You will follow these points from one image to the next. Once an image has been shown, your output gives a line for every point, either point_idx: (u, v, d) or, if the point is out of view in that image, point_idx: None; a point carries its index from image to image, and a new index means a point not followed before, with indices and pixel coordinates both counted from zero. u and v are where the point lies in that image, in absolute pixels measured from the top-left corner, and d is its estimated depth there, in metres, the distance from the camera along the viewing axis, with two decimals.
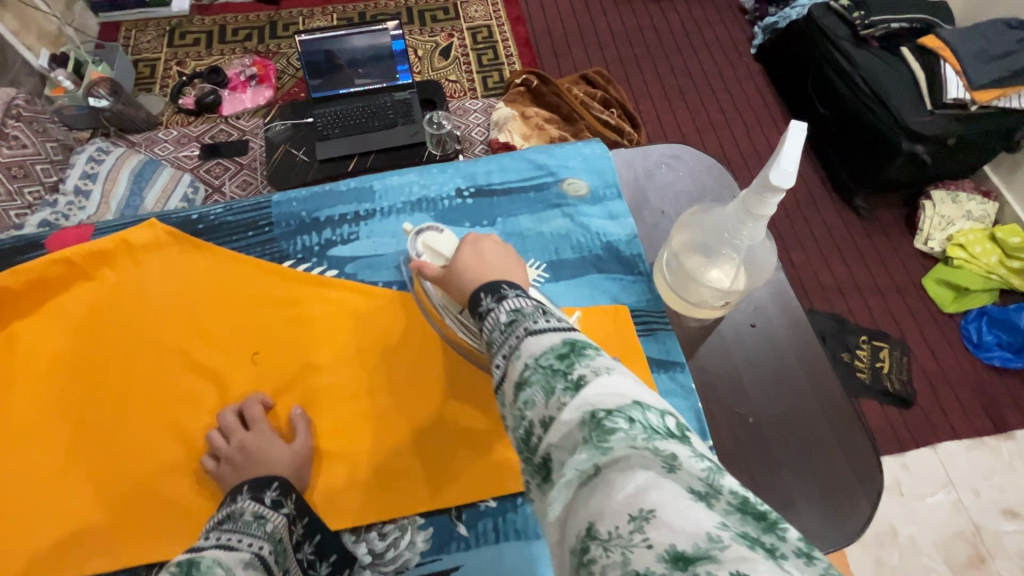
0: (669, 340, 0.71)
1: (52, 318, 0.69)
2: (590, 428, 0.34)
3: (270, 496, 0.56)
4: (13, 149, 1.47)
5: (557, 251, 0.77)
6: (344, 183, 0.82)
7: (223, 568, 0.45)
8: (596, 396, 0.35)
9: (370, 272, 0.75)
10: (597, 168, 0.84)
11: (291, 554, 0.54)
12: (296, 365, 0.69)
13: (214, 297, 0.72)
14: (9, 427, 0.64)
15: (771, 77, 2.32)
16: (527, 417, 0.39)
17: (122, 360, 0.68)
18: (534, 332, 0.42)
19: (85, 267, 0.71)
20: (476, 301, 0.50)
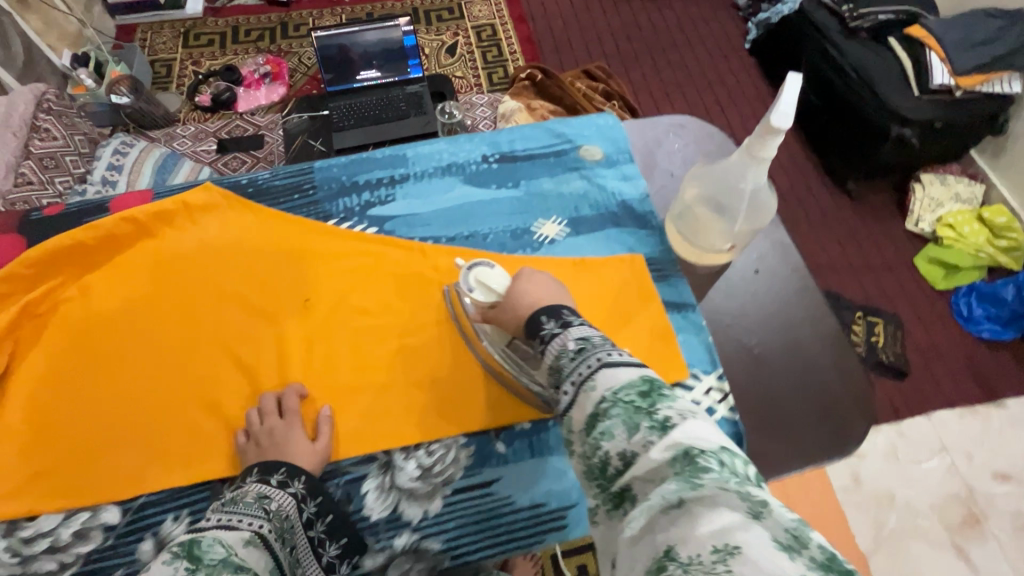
0: (681, 284, 0.78)
1: (120, 271, 0.76)
2: (681, 465, 0.39)
3: (276, 478, 0.59)
4: (45, 141, 1.55)
5: (576, 208, 0.85)
6: (380, 151, 0.89)
7: (223, 546, 0.48)
8: (684, 438, 0.41)
9: (407, 229, 0.82)
10: (610, 136, 0.91)
11: (299, 532, 0.57)
12: (345, 310, 0.75)
13: (266, 250, 0.79)
14: (87, 365, 0.70)
15: (765, 70, 2.41)
16: (605, 448, 0.44)
17: (187, 307, 0.74)
18: (609, 365, 0.47)
19: (149, 225, 0.78)
20: (537, 323, 0.57)
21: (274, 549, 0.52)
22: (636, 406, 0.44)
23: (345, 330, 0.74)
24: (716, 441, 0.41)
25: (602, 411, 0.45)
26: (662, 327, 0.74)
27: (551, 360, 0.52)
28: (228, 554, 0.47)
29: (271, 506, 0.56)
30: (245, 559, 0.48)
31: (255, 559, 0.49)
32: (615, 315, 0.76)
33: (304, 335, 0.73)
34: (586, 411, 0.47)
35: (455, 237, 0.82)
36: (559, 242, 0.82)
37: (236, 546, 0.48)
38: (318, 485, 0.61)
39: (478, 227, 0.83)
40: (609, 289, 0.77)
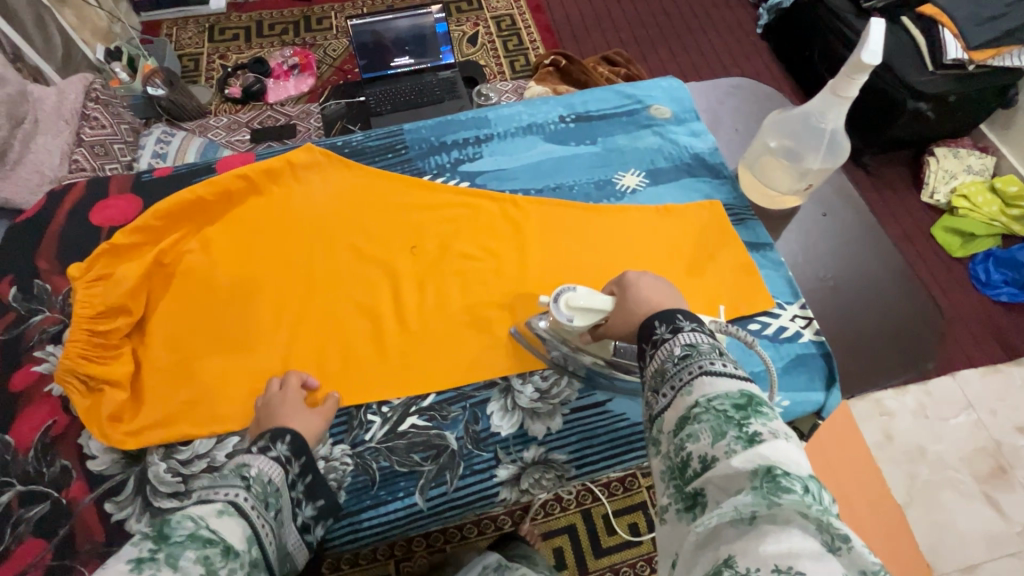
0: (758, 227, 0.84)
1: (236, 226, 0.82)
2: (763, 479, 0.39)
3: (259, 443, 0.56)
4: (95, 129, 1.59)
5: (653, 161, 0.90)
6: (463, 114, 0.94)
7: (192, 519, 0.44)
8: (774, 456, 0.40)
9: (497, 183, 0.88)
10: (676, 96, 0.97)
11: (285, 492, 0.54)
12: (449, 255, 0.81)
13: (370, 205, 0.84)
14: (218, 310, 0.76)
15: (778, 53, 2.49)
16: (686, 449, 0.44)
17: (303, 255, 0.80)
18: (710, 373, 0.47)
19: (258, 183, 0.83)
20: (650, 329, 0.55)
21: (254, 515, 0.48)
22: (729, 416, 0.44)
23: (453, 271, 0.80)
24: (803, 467, 0.41)
25: (693, 415, 0.46)
26: (746, 262, 0.81)
27: (654, 367, 0.53)
28: (197, 528, 0.43)
29: (252, 470, 0.52)
30: (218, 529, 0.44)
31: (229, 529, 0.45)
32: (699, 255, 0.81)
33: (416, 278, 0.79)
34: (679, 414, 0.47)
35: (542, 190, 0.87)
36: (640, 191, 0.87)
37: (207, 517, 0.45)
38: (301, 446, 0.59)
39: (563, 181, 0.89)
40: (693, 231, 0.83)
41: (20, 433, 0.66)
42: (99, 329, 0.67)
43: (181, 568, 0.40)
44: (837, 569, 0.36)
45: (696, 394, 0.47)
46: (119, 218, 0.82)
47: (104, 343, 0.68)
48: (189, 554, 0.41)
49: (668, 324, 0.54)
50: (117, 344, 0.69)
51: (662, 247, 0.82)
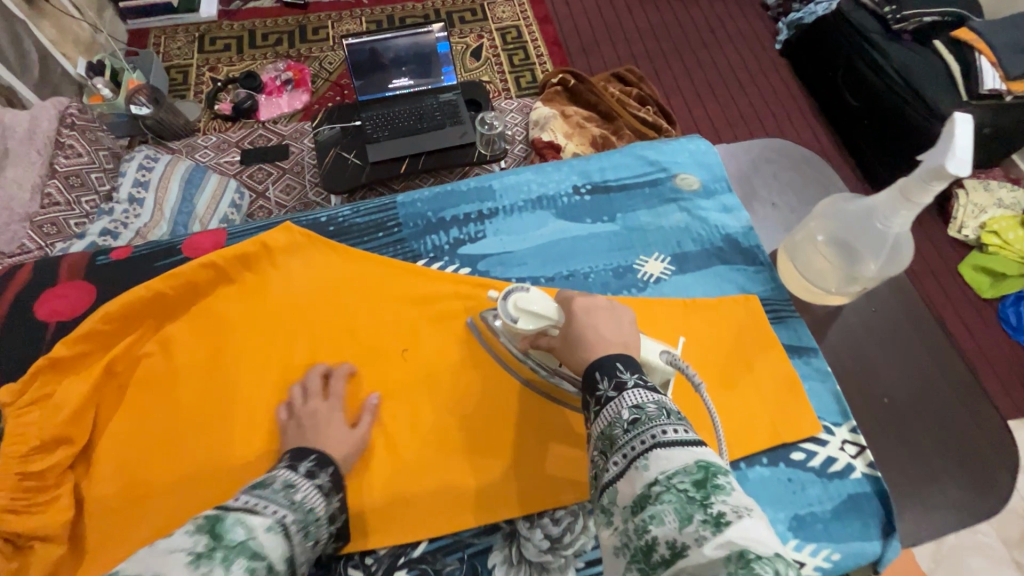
0: (800, 327, 0.74)
1: (203, 321, 0.72)
2: (735, 565, 0.34)
3: (305, 466, 0.54)
4: (70, 158, 1.48)
5: (679, 243, 0.79)
6: (465, 183, 0.83)
7: (243, 529, 0.42)
8: (742, 537, 0.36)
9: (502, 269, 0.77)
10: (705, 163, 0.87)
11: (324, 526, 0.51)
12: (430, 352, 0.71)
13: (356, 294, 0.75)
14: (175, 425, 0.66)
15: (797, 71, 2.37)
16: (650, 533, 0.40)
17: (277, 357, 0.70)
18: (663, 444, 0.43)
19: (230, 268, 0.73)
20: (592, 380, 0.51)
21: (293, 542, 0.46)
22: (689, 495, 0.39)
23: (432, 375, 0.70)
24: (773, 548, 0.36)
25: (653, 494, 0.41)
26: (786, 372, 0.70)
27: (601, 427, 0.48)
28: (248, 538, 0.42)
29: (298, 496, 0.50)
30: (264, 545, 0.43)
31: (272, 546, 0.43)
32: (728, 363, 0.71)
33: (388, 379, 0.69)
34: (634, 489, 0.43)
35: (553, 278, 0.76)
36: (665, 281, 0.77)
37: (261, 528, 0.43)
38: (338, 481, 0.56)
39: (578, 266, 0.78)
40: (727, 332, 0.73)
41: None
42: (29, 469, 0.57)
43: None
44: None
45: (654, 470, 0.42)
46: (69, 311, 0.72)
47: (36, 485, 0.57)
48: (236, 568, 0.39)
49: (610, 376, 0.50)
50: (54, 483, 0.59)
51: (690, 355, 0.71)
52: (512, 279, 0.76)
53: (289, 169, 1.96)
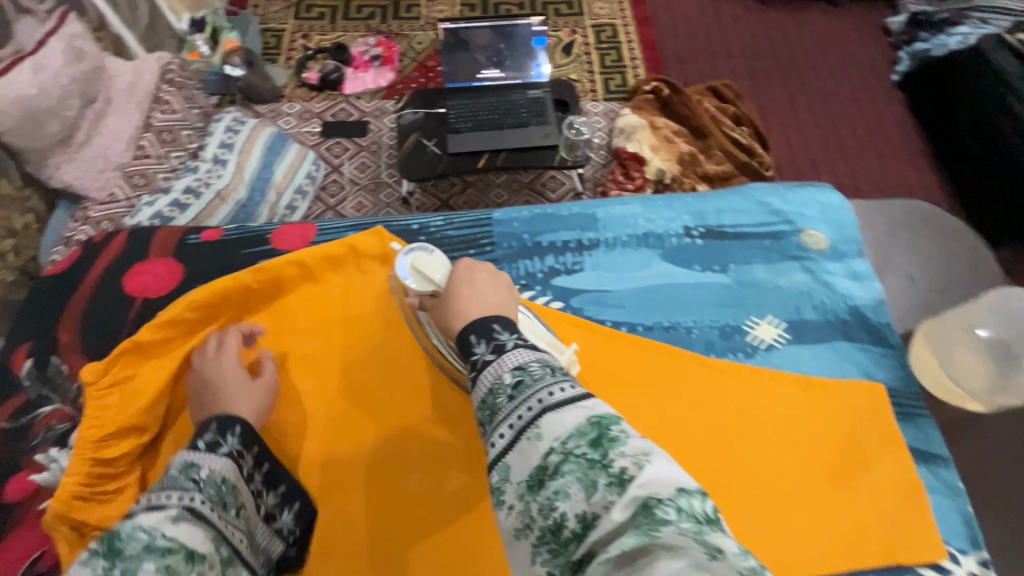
0: (929, 429, 0.73)
1: (275, 319, 0.88)
2: (642, 517, 0.41)
3: (207, 439, 0.63)
4: (166, 114, 1.58)
5: (798, 308, 0.80)
6: (567, 209, 0.87)
7: (145, 532, 0.49)
8: (643, 486, 0.43)
9: (596, 309, 0.79)
10: (833, 221, 0.88)
11: (242, 487, 0.62)
12: (356, 402, 0.84)
13: (392, 325, 0.89)
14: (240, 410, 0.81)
15: (913, 107, 2.17)
16: (560, 508, 0.45)
17: (325, 367, 0.86)
18: (552, 409, 0.51)
19: (285, 283, 0.88)
20: (468, 344, 0.60)
21: (211, 515, 0.55)
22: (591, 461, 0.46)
23: (327, 428, 0.82)
24: (669, 486, 0.43)
25: (553, 466, 0.47)
26: (912, 481, 0.68)
27: (483, 397, 0.55)
28: (152, 540, 0.48)
29: (204, 472, 0.58)
30: (176, 536, 0.50)
31: (184, 532, 0.51)
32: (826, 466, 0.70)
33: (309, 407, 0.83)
34: (531, 462, 0.49)
35: (653, 327, 0.78)
36: (776, 347, 0.77)
37: (164, 526, 0.50)
38: (251, 436, 0.68)
39: (679, 318, 0.80)
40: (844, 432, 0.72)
41: (7, 561, 0.67)
42: (102, 455, 0.70)
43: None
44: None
45: (546, 438, 0.49)
46: (156, 290, 0.84)
47: (110, 473, 0.70)
48: (146, 564, 0.46)
49: (487, 339, 0.59)
50: (125, 470, 0.72)
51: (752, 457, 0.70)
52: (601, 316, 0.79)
53: (365, 146, 1.97)
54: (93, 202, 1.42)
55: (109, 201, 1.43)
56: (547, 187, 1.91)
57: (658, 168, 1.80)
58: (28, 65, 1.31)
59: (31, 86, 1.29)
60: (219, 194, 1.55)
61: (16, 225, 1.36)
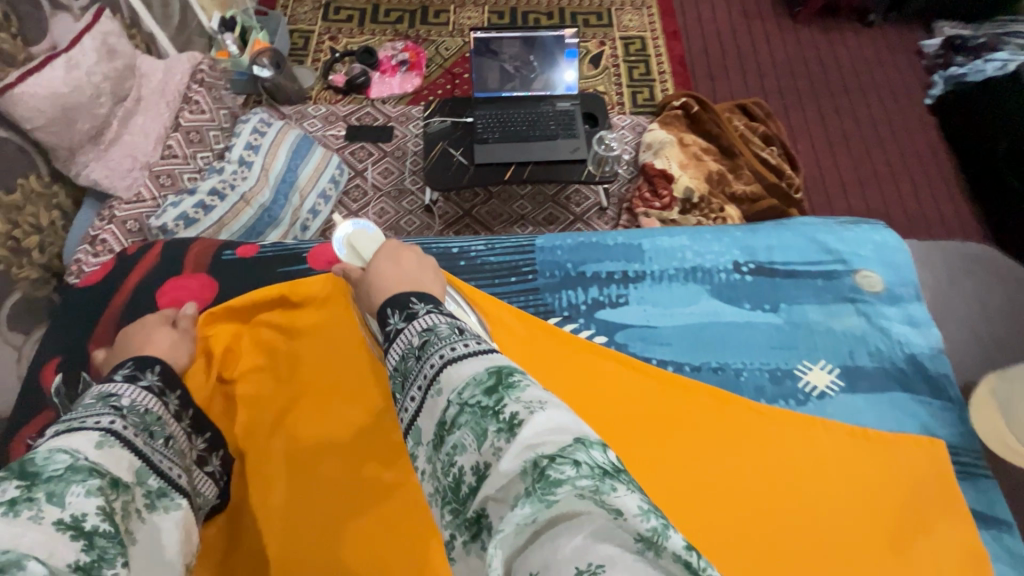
0: (992, 493, 0.87)
1: (260, 327, 1.01)
2: (536, 480, 0.41)
3: (121, 373, 0.72)
4: (194, 114, 1.57)
5: (849, 352, 0.97)
6: (612, 241, 1.07)
7: (66, 454, 0.57)
8: (536, 443, 0.43)
9: (641, 346, 0.97)
10: (887, 261, 1.06)
11: (166, 420, 0.74)
12: (320, 405, 0.95)
13: (353, 341, 0.99)
14: (232, 401, 0.95)
15: (946, 133, 2.13)
16: (459, 462, 0.47)
17: (295, 373, 0.97)
18: (454, 363, 0.51)
19: (289, 323, 1.01)
20: (384, 316, 0.61)
21: (134, 440, 0.66)
22: (485, 412, 0.47)
23: (293, 426, 0.94)
24: (562, 433, 0.43)
25: (453, 422, 0.48)
26: (968, 540, 0.81)
27: (395, 364, 0.57)
28: (76, 461, 0.57)
29: (124, 402, 0.68)
30: (101, 461, 0.59)
31: (108, 454, 0.61)
32: (791, 521, 0.82)
33: (280, 407, 0.95)
34: (434, 420, 0.50)
35: (703, 366, 0.95)
36: (828, 395, 0.93)
37: (89, 446, 0.59)
38: (169, 377, 0.77)
39: (727, 359, 0.97)
40: (817, 490, 0.84)
41: None
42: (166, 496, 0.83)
43: (72, 497, 0.53)
44: (611, 543, 0.39)
45: (447, 392, 0.50)
46: (197, 299, 1.01)
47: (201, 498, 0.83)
48: (73, 487, 0.54)
49: (401, 310, 0.60)
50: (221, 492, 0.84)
51: (718, 515, 0.82)
52: (635, 345, 0.97)
53: (389, 152, 1.96)
54: (118, 201, 1.40)
55: (135, 200, 1.42)
56: (572, 201, 1.90)
57: (687, 186, 1.77)
58: (62, 62, 1.30)
59: (64, 83, 1.29)
60: (244, 197, 1.56)
61: (43, 221, 1.35)
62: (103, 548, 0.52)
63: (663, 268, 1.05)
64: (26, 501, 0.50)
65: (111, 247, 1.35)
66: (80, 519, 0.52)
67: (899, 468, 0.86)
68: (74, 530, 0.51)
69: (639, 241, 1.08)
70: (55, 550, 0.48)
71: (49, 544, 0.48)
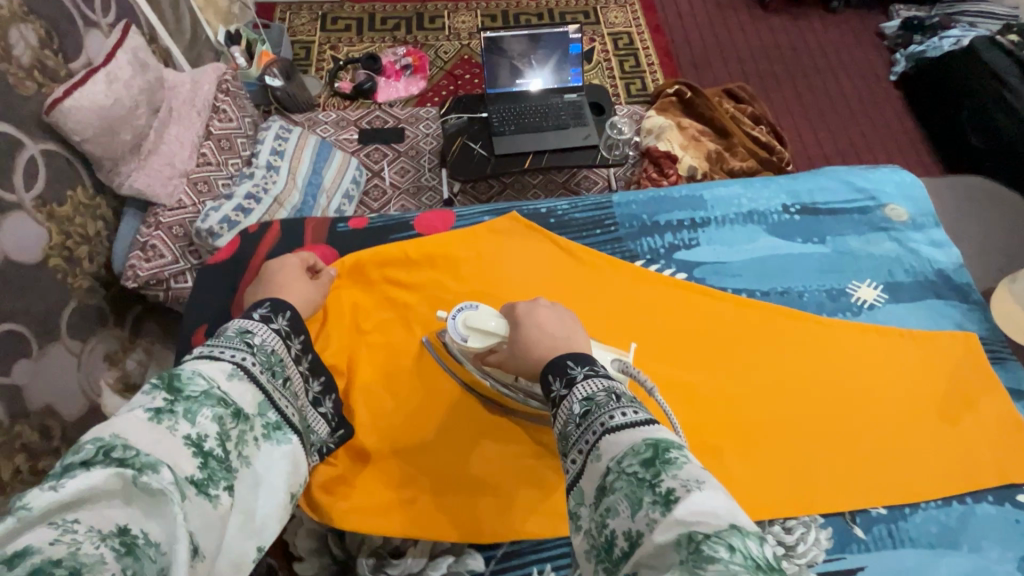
0: (1019, 372, 1.03)
1: (376, 285, 1.06)
2: (687, 551, 0.48)
3: (260, 313, 0.76)
4: (223, 122, 1.64)
5: (892, 271, 1.12)
6: (677, 193, 1.20)
7: (203, 379, 0.63)
8: (691, 519, 0.50)
9: (717, 278, 1.09)
10: (910, 195, 1.21)
11: (291, 364, 0.78)
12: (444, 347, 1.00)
13: (469, 291, 1.05)
14: (359, 349, 1.00)
15: (911, 104, 2.33)
16: (613, 524, 0.56)
17: (415, 323, 1.03)
18: (612, 431, 0.61)
19: (406, 280, 1.07)
20: (547, 382, 0.71)
21: (257, 377, 0.70)
22: (642, 482, 0.55)
23: (419, 368, 0.98)
24: (720, 523, 0.50)
25: (610, 487, 0.57)
26: (1004, 416, 0.97)
27: (559, 429, 0.66)
28: (210, 388, 0.63)
29: (256, 339, 0.72)
30: (228, 393, 0.65)
31: (233, 385, 0.66)
32: (866, 413, 0.96)
33: (406, 353, 1.00)
34: (595, 483, 0.60)
35: (772, 291, 1.08)
36: (880, 305, 1.07)
37: (220, 377, 0.65)
38: (298, 324, 0.80)
39: (790, 285, 1.09)
40: (879, 382, 0.99)
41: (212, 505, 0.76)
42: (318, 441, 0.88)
43: (198, 420, 0.60)
44: None
45: (606, 458, 0.59)
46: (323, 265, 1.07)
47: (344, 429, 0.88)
48: (203, 409, 0.61)
49: (561, 376, 0.69)
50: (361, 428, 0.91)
51: (800, 409, 0.95)
52: (709, 279, 1.09)
53: (403, 152, 2.03)
54: (162, 207, 1.46)
55: (177, 207, 1.47)
56: (582, 186, 2.00)
57: (690, 165, 1.91)
58: (102, 76, 1.34)
59: (106, 96, 1.33)
60: (277, 200, 1.62)
61: (90, 232, 1.38)
62: (213, 469, 0.60)
63: (726, 211, 1.17)
64: (168, 413, 0.59)
65: (161, 251, 1.41)
66: (202, 439, 0.60)
67: (948, 360, 1.01)
68: (195, 447, 0.59)
69: (700, 193, 1.20)
70: (179, 460, 0.57)
71: (176, 455, 0.57)
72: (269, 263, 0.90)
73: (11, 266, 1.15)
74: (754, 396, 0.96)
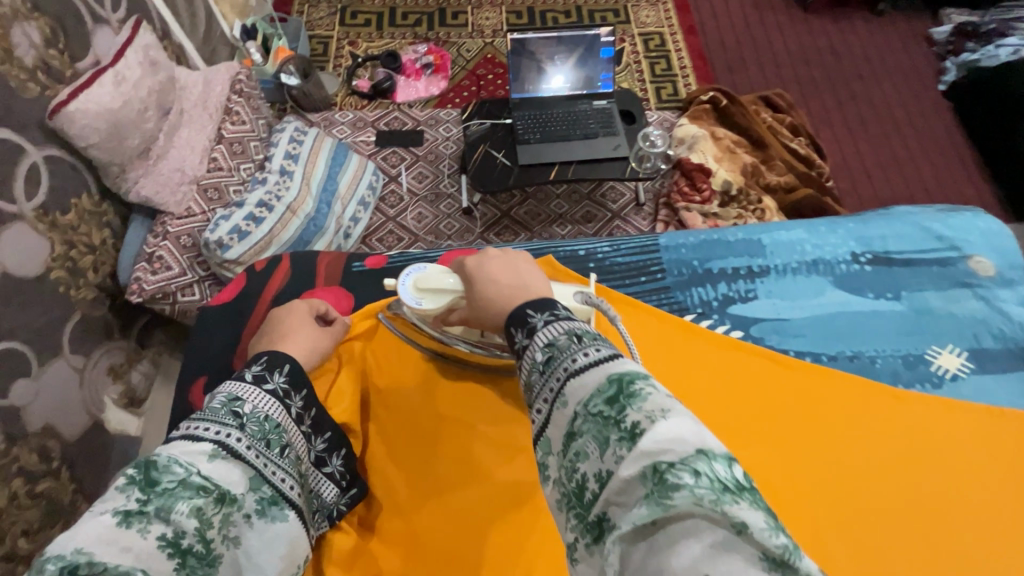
0: None
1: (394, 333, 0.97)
2: (654, 483, 0.42)
3: (252, 374, 0.67)
4: (236, 125, 1.56)
5: (978, 335, 1.04)
6: (733, 237, 1.16)
7: (183, 466, 0.53)
8: (656, 449, 0.43)
9: (777, 337, 1.05)
10: (995, 246, 1.13)
11: (292, 425, 0.69)
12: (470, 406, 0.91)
13: None
14: (378, 408, 0.92)
15: (960, 117, 2.19)
16: (580, 467, 0.48)
17: (437, 377, 0.94)
18: (574, 372, 0.52)
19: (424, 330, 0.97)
20: (510, 335, 0.61)
21: (245, 457, 0.60)
22: (607, 418, 0.48)
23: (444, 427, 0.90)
24: (689, 445, 0.43)
25: (575, 428, 0.50)
26: None
27: (524, 376, 0.57)
28: (189, 475, 0.53)
29: (247, 408, 0.63)
30: (209, 475, 0.55)
31: (215, 468, 0.56)
32: (954, 500, 0.85)
33: (428, 411, 0.91)
34: (560, 429, 0.52)
35: (840, 354, 1.03)
36: (965, 375, 1.00)
37: (200, 462, 0.55)
38: (299, 378, 0.70)
39: (860, 348, 1.04)
40: (970, 468, 0.88)
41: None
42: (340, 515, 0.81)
43: (172, 517, 0.50)
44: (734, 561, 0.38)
45: (572, 403, 0.51)
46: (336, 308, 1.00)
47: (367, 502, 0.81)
48: (179, 503, 0.51)
49: (522, 327, 0.59)
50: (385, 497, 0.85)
51: (878, 494, 0.85)
52: (768, 335, 1.05)
53: (422, 156, 1.94)
54: (170, 216, 1.39)
55: (185, 215, 1.41)
56: (608, 198, 1.91)
57: (725, 179, 1.79)
58: (109, 77, 1.27)
59: (113, 98, 1.25)
60: (290, 207, 1.54)
61: (95, 240, 1.32)
62: (194, 568, 0.50)
63: (788, 260, 1.14)
64: (139, 514, 0.49)
65: (169, 263, 1.35)
66: (180, 537, 0.50)
67: None
68: (172, 547, 0.49)
69: (757, 238, 1.16)
70: (152, 566, 0.48)
71: (147, 562, 0.48)
72: (275, 309, 0.84)
73: (9, 281, 1.09)
74: (826, 477, 0.86)
